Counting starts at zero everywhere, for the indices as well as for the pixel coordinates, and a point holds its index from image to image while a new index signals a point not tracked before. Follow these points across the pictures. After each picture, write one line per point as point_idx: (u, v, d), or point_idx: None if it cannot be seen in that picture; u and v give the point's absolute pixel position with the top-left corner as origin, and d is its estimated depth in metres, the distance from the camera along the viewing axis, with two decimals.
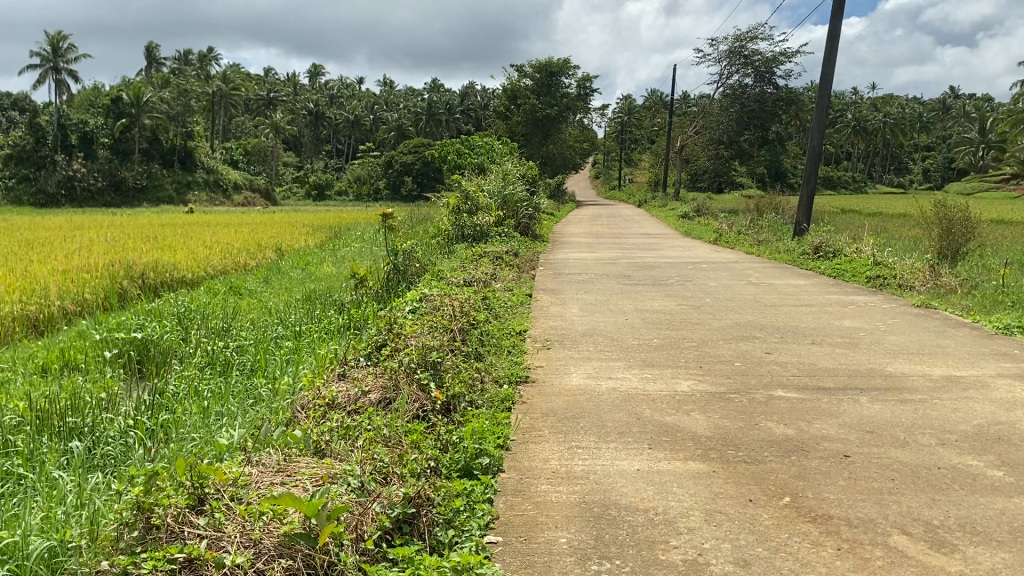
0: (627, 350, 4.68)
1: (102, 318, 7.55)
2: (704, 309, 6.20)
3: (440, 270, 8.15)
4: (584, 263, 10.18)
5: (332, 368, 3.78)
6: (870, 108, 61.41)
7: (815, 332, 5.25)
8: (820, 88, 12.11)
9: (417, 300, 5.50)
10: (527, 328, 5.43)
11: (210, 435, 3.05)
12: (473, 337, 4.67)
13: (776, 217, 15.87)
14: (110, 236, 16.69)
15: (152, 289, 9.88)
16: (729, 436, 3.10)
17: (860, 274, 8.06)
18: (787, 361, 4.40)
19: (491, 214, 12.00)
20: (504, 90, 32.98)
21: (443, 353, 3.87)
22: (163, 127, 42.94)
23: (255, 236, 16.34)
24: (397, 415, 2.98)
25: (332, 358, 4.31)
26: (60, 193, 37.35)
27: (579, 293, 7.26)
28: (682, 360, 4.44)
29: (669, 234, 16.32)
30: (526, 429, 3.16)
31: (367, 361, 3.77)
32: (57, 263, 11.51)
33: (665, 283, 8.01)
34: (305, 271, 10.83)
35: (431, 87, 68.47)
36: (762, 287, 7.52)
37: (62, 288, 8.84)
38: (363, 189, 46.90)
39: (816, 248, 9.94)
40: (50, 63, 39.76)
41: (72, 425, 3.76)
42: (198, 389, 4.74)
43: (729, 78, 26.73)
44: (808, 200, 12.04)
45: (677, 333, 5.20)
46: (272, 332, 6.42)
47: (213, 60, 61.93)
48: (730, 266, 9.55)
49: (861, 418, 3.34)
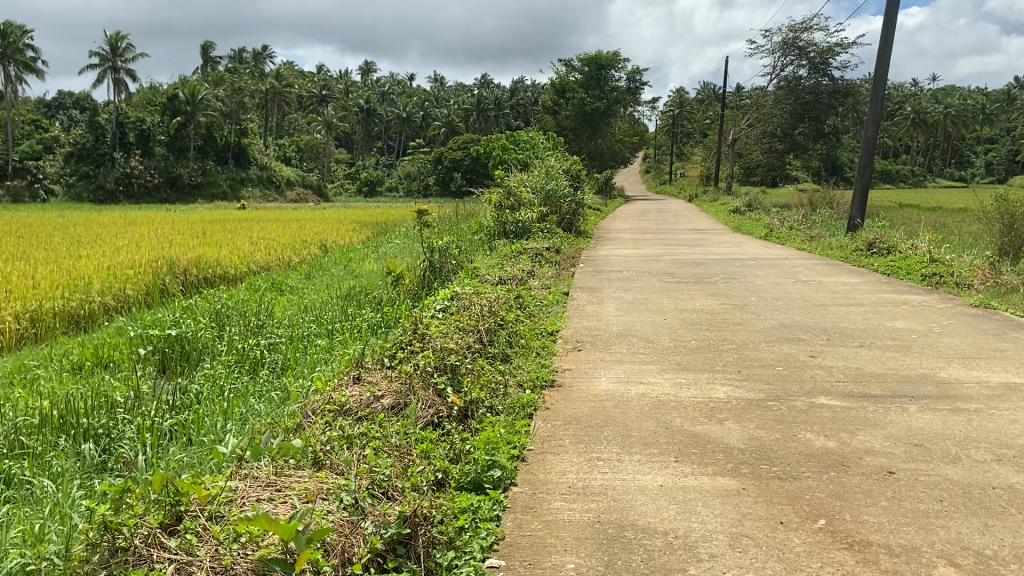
0: (662, 353, 4.47)
1: (141, 315, 7.59)
2: (747, 308, 5.95)
3: (477, 268, 8.01)
4: (627, 260, 9.94)
5: (349, 371, 3.66)
6: (931, 99, 59.85)
7: (863, 334, 4.98)
8: (876, 78, 11.67)
9: (447, 299, 5.38)
10: (559, 329, 5.25)
11: (214, 442, 2.94)
12: (501, 338, 4.51)
13: (828, 211, 15.44)
14: (161, 233, 16.90)
15: (196, 285, 9.94)
16: (763, 448, 2.89)
17: (915, 271, 7.71)
18: (831, 366, 4.15)
19: (533, 210, 11.83)
20: (553, 84, 32.84)
21: (464, 356, 3.72)
22: (217, 125, 43.74)
23: (301, 233, 16.45)
24: (410, 421, 2.83)
25: (354, 358, 4.20)
26: (118, 189, 38.25)
27: (618, 291, 7.06)
28: (719, 363, 4.22)
29: (718, 230, 15.98)
30: (546, 439, 2.98)
31: (383, 362, 3.64)
32: (105, 259, 11.67)
33: (708, 280, 7.77)
34: (346, 268, 10.78)
35: (481, 83, 68.58)
36: (810, 285, 7.23)
37: (105, 283, 8.94)
38: (414, 185, 47.22)
39: (871, 244, 9.58)
40: (109, 63, 40.68)
41: (87, 427, 3.72)
42: (223, 388, 4.68)
43: (783, 69, 26.05)
44: (862, 194, 11.64)
45: (716, 335, 4.97)
46: (306, 331, 6.37)
47: (267, 59, 62.86)
48: (779, 263, 9.25)
49: (909, 430, 3.09)
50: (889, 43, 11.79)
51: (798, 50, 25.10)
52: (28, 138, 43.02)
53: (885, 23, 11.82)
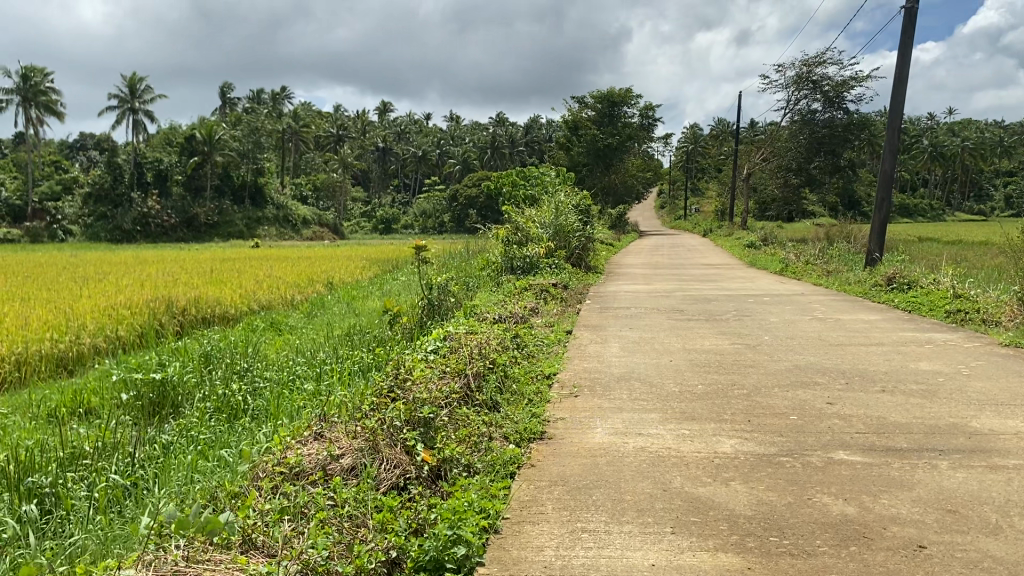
0: (666, 399, 4.12)
1: (129, 357, 7.31)
2: (760, 349, 5.57)
3: (477, 306, 7.68)
4: (636, 296, 9.59)
5: (314, 425, 3.32)
6: (949, 132, 59.58)
7: (885, 377, 4.60)
8: (892, 110, 11.36)
9: (440, 339, 5.03)
10: (558, 372, 4.87)
11: (152, 511, 2.63)
12: (491, 384, 4.16)
13: (846, 246, 15.12)
14: (167, 271, 16.69)
15: (192, 324, 9.69)
16: (774, 516, 2.52)
17: (938, 307, 7.34)
18: (851, 415, 3.77)
19: (541, 245, 11.50)
20: (566, 121, 32.85)
21: (443, 408, 3.38)
22: (234, 165, 44.03)
23: (308, 271, 16.23)
24: (370, 486, 2.51)
25: (329, 407, 3.87)
26: (136, 229, 38.37)
27: (624, 330, 6.70)
28: (728, 412, 3.84)
29: (733, 265, 15.60)
30: (527, 504, 2.64)
31: (351, 416, 3.29)
32: (106, 298, 11.48)
33: (720, 318, 7.40)
34: (349, 306, 10.48)
35: (497, 121, 68.97)
36: (828, 323, 6.84)
37: (98, 325, 8.67)
38: (429, 223, 47.29)
39: (890, 279, 9.20)
40: (127, 104, 41.00)
41: (24, 479, 3.38)
42: (197, 439, 4.38)
43: (797, 104, 25.94)
44: (880, 227, 11.26)
45: (724, 378, 4.61)
46: (293, 375, 6.05)
47: (285, 99, 63.55)
48: (794, 299, 8.89)
49: (941, 492, 2.71)
50: (905, 74, 11.51)
51: (812, 84, 25.19)
52: (47, 179, 43.38)
53: (900, 53, 11.54)
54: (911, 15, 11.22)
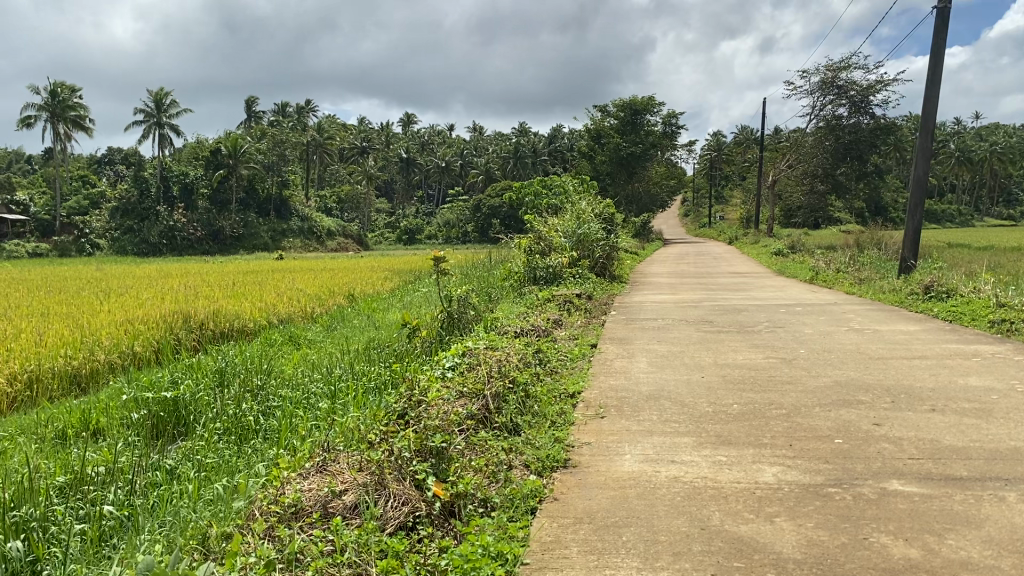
0: (699, 421, 3.83)
1: (140, 375, 7.14)
2: (796, 363, 5.26)
3: (498, 318, 7.43)
4: (662, 307, 9.31)
5: (316, 457, 3.08)
6: (977, 137, 58.70)
7: (934, 394, 4.28)
8: (925, 113, 10.98)
9: (459, 355, 4.78)
10: (582, 390, 4.60)
11: (134, 559, 2.42)
12: (511, 404, 3.92)
13: (877, 253, 14.75)
14: (189, 284, 16.56)
15: (210, 338, 9.53)
16: (828, 560, 2.24)
17: (981, 318, 6.98)
18: (901, 438, 3.48)
19: (564, 255, 11.22)
20: (589, 129, 32.69)
21: (457, 436, 3.14)
22: (260, 177, 44.24)
23: (329, 283, 16.09)
24: (374, 528, 2.27)
25: (339, 432, 3.66)
26: (162, 242, 38.48)
27: (651, 343, 6.41)
28: (766, 436, 3.55)
29: (762, 273, 15.23)
30: (548, 547, 2.38)
31: (356, 445, 3.06)
32: (125, 313, 11.36)
33: (752, 330, 7.07)
34: (369, 319, 10.28)
35: (519, 130, 68.92)
36: (865, 335, 6.52)
37: (114, 340, 8.51)
38: (452, 233, 47.25)
39: (928, 287, 8.83)
40: (153, 118, 41.27)
41: (6, 510, 3.18)
42: (203, 464, 4.18)
43: (823, 109, 25.40)
44: (914, 234, 10.87)
45: (761, 396, 4.32)
46: (307, 392, 5.85)
47: (309, 112, 63.88)
48: (826, 309, 8.57)
49: (1015, 532, 2.41)
50: (938, 76, 11.13)
51: (838, 89, 24.49)
52: (75, 194, 43.70)
53: (933, 53, 11.15)
54: (944, 15, 10.86)
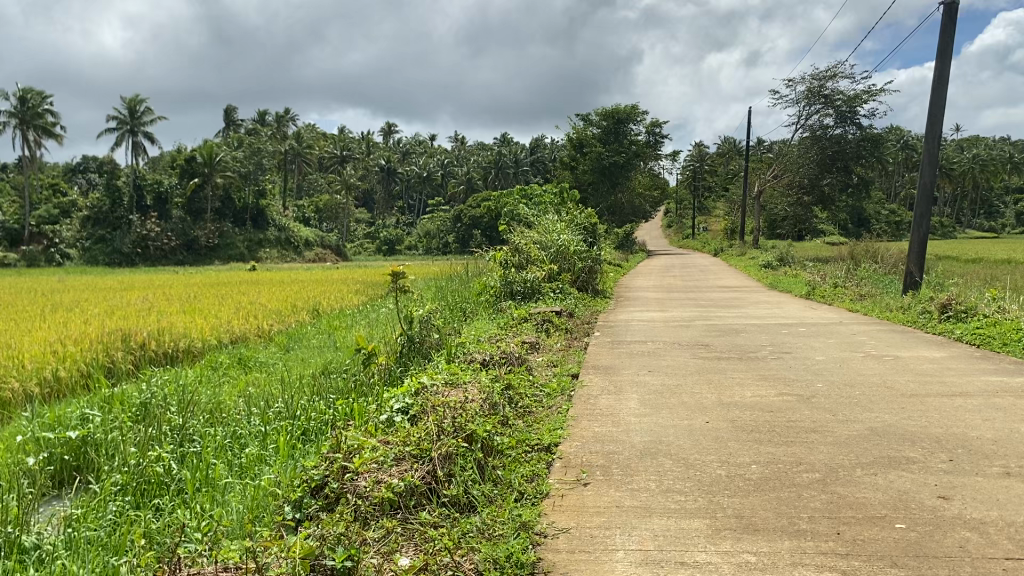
0: (711, 491, 2.95)
1: (52, 407, 6.10)
2: (818, 403, 4.38)
3: (463, 344, 6.51)
4: (650, 326, 8.44)
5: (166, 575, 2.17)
6: (957, 150, 58.85)
7: (1001, 450, 3.41)
8: (931, 116, 10.21)
9: (410, 394, 3.86)
10: (560, 441, 3.69)
11: None
12: (467, 468, 3.02)
13: (874, 266, 14.00)
14: (147, 298, 15.52)
15: (150, 360, 8.53)
16: None
17: (1012, 343, 6.17)
18: (984, 521, 2.61)
19: (542, 269, 10.35)
20: (572, 139, 31.96)
21: (365, 541, 2.24)
22: (236, 187, 43.13)
23: (295, 296, 15.09)
24: None
25: (229, 526, 2.70)
26: (135, 252, 37.20)
27: (641, 374, 5.51)
28: (805, 515, 2.69)
29: (752, 288, 14.39)
30: None
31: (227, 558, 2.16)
32: (62, 331, 10.36)
33: (755, 356, 6.21)
34: (326, 340, 9.31)
35: (501, 141, 68.30)
36: (887, 363, 5.67)
37: (37, 364, 7.51)
38: (433, 243, 46.31)
39: (944, 306, 7.97)
40: (127, 125, 40.07)
41: None
42: (81, 538, 3.18)
43: (809, 119, 24.69)
44: (920, 246, 10.08)
45: (784, 452, 3.43)
46: (233, 432, 4.86)
47: (289, 121, 62.99)
48: (834, 330, 7.72)
49: None
50: (945, 76, 10.38)
51: (824, 99, 23.85)
52: (45, 202, 42.34)
53: (940, 54, 10.39)
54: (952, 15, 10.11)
